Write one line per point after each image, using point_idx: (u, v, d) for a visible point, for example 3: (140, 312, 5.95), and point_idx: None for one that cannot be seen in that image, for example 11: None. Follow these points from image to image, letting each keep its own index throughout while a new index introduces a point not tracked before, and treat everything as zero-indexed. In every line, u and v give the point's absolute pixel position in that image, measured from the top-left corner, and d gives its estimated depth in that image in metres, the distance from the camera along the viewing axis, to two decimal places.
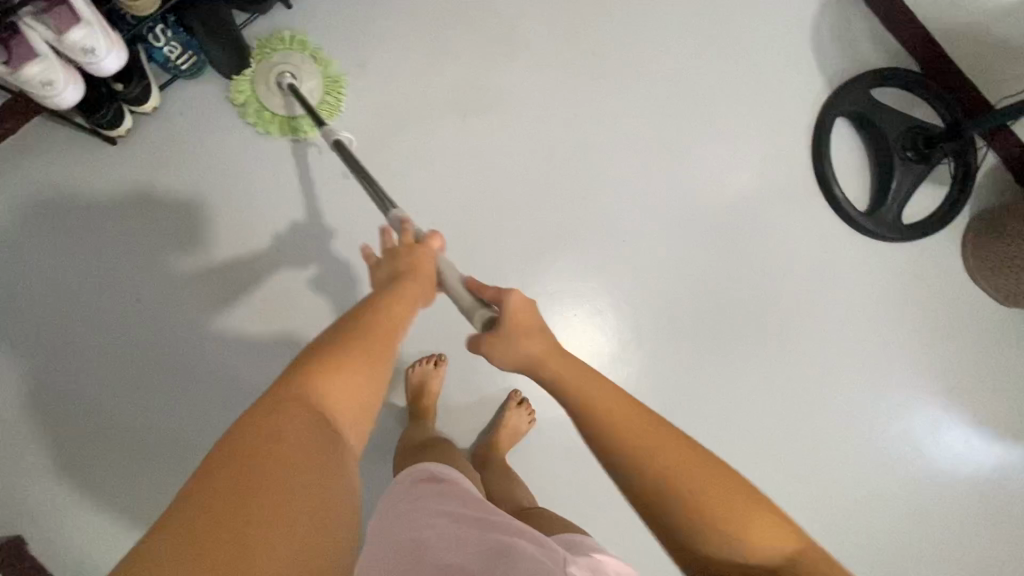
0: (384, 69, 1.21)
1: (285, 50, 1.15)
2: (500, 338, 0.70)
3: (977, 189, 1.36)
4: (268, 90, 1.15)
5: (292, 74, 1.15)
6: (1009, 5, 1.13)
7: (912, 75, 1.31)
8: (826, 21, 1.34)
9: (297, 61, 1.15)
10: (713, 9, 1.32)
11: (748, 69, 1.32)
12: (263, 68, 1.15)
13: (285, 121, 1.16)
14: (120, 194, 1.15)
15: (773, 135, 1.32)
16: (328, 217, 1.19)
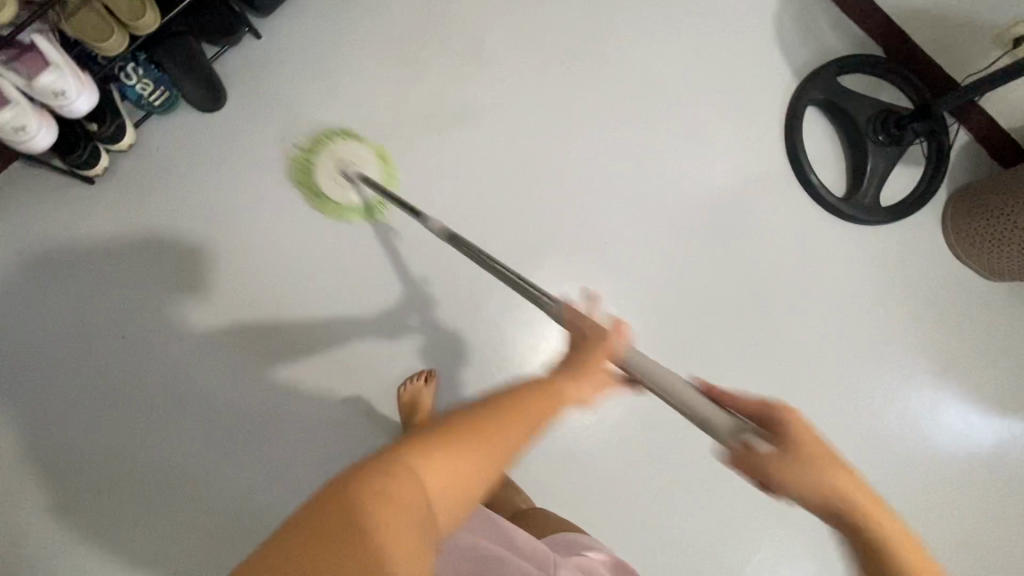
0: (356, 92, 1.23)
1: (339, 142, 1.20)
2: (781, 462, 0.53)
3: (953, 167, 1.38)
4: (332, 180, 1.19)
5: (352, 164, 1.19)
6: None
7: (877, 60, 1.33)
8: (789, 14, 1.36)
9: (355, 150, 1.20)
10: (676, 10, 1.34)
11: (716, 66, 1.34)
12: (323, 161, 1.19)
13: (357, 211, 1.19)
14: (101, 232, 1.15)
15: (747, 128, 1.33)
16: (311, 241, 1.19)
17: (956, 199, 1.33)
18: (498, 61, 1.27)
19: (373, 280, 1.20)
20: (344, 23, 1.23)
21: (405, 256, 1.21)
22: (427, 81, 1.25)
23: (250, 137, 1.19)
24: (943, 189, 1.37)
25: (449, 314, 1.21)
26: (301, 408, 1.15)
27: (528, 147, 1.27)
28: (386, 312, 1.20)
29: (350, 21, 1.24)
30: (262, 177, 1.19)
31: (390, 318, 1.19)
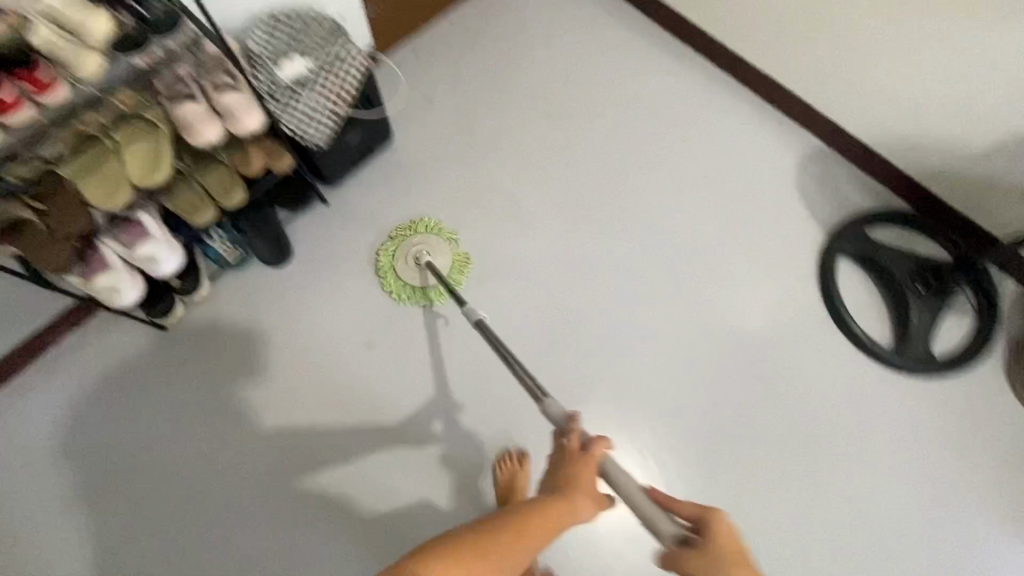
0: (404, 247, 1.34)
1: (424, 233, 1.36)
2: (691, 551, 0.67)
3: (1007, 316, 1.32)
4: (408, 265, 1.32)
5: (428, 253, 1.33)
6: (978, 149, 1.21)
7: (904, 216, 1.37)
8: (807, 174, 1.45)
9: (433, 243, 1.35)
10: (700, 172, 1.46)
11: (741, 222, 1.42)
12: (404, 252, 1.33)
13: (411, 293, 1.30)
14: (172, 371, 1.26)
15: (778, 279, 1.36)
16: (354, 383, 1.24)
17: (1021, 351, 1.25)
18: (533, 219, 1.41)
19: (408, 425, 1.21)
20: (397, 187, 1.40)
21: (440, 401, 1.23)
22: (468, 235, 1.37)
23: (307, 287, 1.31)
24: (1004, 339, 1.30)
25: (480, 464, 1.18)
26: (331, 559, 1.14)
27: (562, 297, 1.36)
28: (418, 460, 1.19)
29: (402, 186, 1.41)
30: (314, 323, 1.28)
31: (420, 468, 1.18)
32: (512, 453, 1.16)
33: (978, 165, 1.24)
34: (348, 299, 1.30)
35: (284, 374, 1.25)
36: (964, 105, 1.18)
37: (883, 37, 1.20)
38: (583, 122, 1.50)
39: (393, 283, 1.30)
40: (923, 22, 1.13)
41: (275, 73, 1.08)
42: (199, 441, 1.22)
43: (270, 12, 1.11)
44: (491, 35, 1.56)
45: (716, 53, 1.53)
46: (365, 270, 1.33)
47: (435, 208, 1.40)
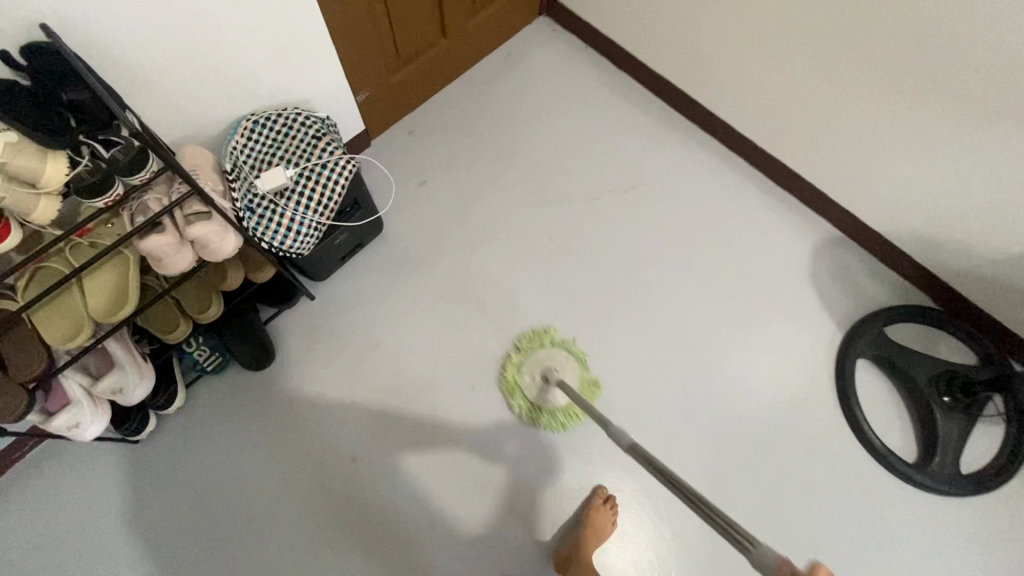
0: (397, 346, 1.28)
1: (542, 350, 1.27)
2: None
3: None
4: (537, 387, 1.24)
5: (556, 368, 1.25)
6: (1004, 256, 1.14)
7: (927, 313, 1.29)
8: (824, 267, 1.37)
9: (549, 353, 1.27)
10: (709, 262, 1.39)
11: (752, 317, 1.33)
12: (530, 367, 1.26)
13: (545, 415, 1.21)
14: (157, 470, 1.18)
15: (794, 385, 1.27)
16: (358, 487, 1.17)
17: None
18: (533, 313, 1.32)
19: (401, 542, 1.14)
20: (391, 280, 1.34)
21: (436, 519, 1.15)
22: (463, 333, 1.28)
23: (294, 391, 1.24)
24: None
25: None
26: None
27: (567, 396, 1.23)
28: None
29: (394, 279, 1.34)
30: (299, 430, 1.21)
31: None
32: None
33: (1012, 270, 1.15)
34: (337, 404, 1.23)
35: (283, 472, 1.18)
36: (999, 212, 1.09)
37: (909, 139, 1.13)
38: (585, 207, 1.43)
39: (523, 403, 1.22)
40: (955, 126, 1.05)
41: (254, 183, 1.01)
42: (200, 534, 1.14)
43: (254, 118, 1.07)
44: (490, 115, 1.50)
45: (725, 135, 1.47)
46: (355, 371, 1.26)
47: (428, 302, 1.32)
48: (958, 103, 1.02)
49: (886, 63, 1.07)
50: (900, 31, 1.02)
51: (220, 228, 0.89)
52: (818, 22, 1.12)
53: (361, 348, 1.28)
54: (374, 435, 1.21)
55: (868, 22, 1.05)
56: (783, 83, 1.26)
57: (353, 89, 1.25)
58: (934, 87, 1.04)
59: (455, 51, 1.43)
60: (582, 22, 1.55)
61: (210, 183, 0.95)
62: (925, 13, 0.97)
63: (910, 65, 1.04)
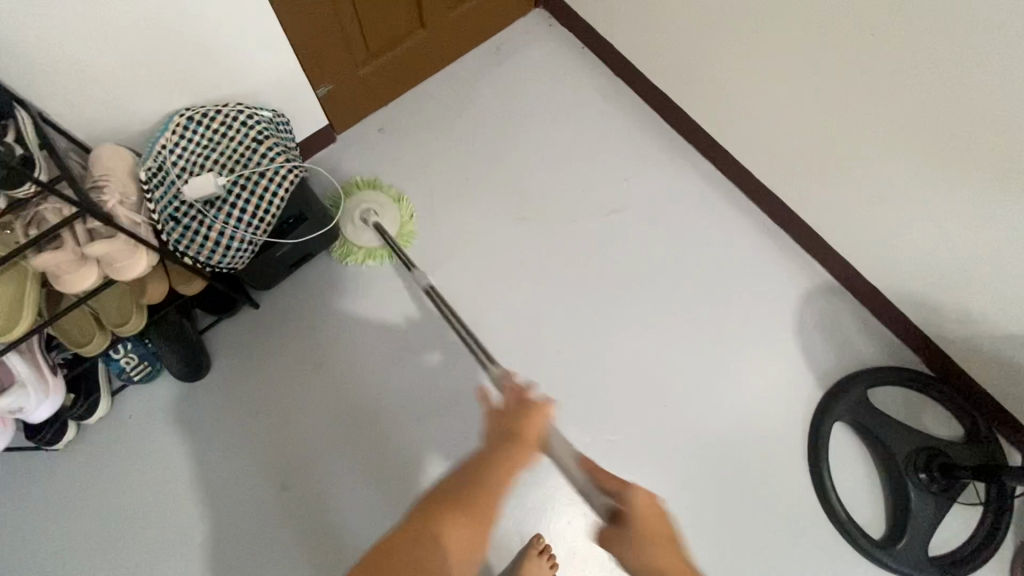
0: (341, 363, 1.18)
1: (361, 192, 1.17)
2: (622, 531, 0.85)
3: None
4: (354, 225, 1.16)
5: (374, 211, 1.16)
6: (1005, 331, 1.03)
7: (916, 377, 1.19)
8: (811, 316, 1.26)
9: (374, 198, 1.17)
10: (688, 299, 1.28)
11: (728, 365, 1.24)
12: (350, 209, 1.16)
13: (364, 253, 1.17)
14: (94, 479, 1.11)
15: (764, 442, 1.19)
16: (329, 511, 1.09)
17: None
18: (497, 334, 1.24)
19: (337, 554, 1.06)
20: (341, 290, 1.23)
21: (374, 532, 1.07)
22: (415, 347, 1.18)
23: (255, 403, 1.15)
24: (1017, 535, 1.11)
25: None
26: None
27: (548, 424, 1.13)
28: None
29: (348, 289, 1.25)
30: (261, 446, 1.13)
31: None
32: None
33: (1011, 346, 1.05)
34: (300, 420, 1.14)
35: (249, 490, 1.10)
36: (1005, 283, 0.98)
37: (916, 191, 1.01)
38: (562, 227, 1.32)
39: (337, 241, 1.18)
40: (966, 187, 0.93)
41: (180, 188, 0.91)
42: (155, 551, 1.07)
43: (188, 115, 0.96)
44: (470, 115, 1.38)
45: (723, 159, 1.35)
46: (316, 382, 1.17)
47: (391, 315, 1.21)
48: (972, 161, 0.90)
49: (898, 105, 0.94)
50: (916, 73, 0.89)
51: (120, 246, 0.79)
52: (828, 50, 0.99)
53: (324, 361, 1.18)
54: (311, 443, 1.13)
55: (881, 58, 0.92)
56: (785, 112, 1.13)
57: (312, 81, 1.14)
58: (948, 139, 0.91)
59: (435, 42, 1.30)
60: (580, 19, 1.42)
61: (123, 190, 0.85)
62: (945, 56, 0.84)
63: (923, 111, 0.92)
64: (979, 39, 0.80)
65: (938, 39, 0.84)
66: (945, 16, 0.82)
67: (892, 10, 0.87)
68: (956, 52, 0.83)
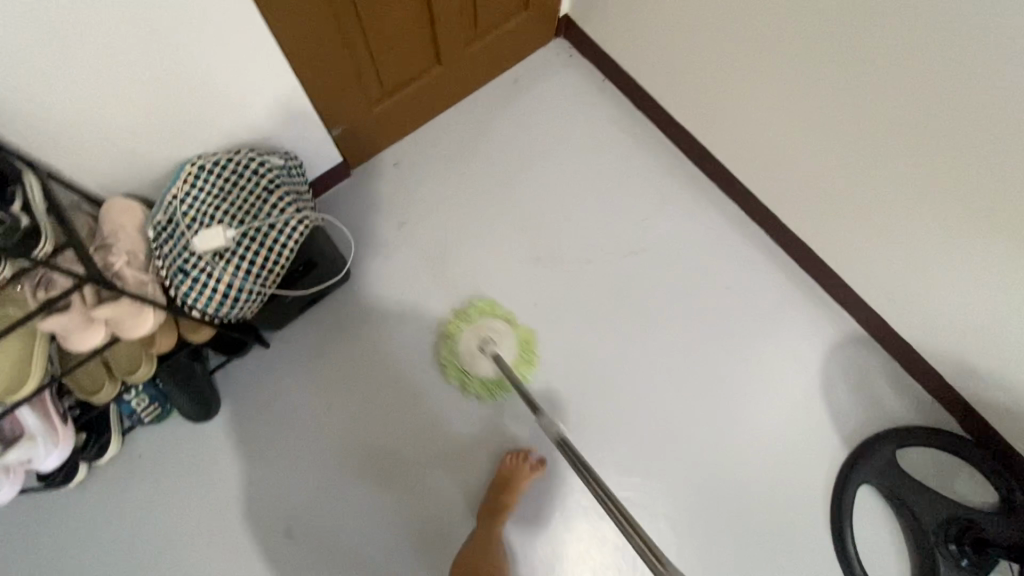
0: (355, 384, 1.21)
1: (471, 325, 1.23)
2: None
3: None
4: (472, 354, 1.20)
5: (493, 341, 1.21)
6: None
7: (950, 439, 1.12)
8: (837, 369, 1.21)
9: (491, 323, 1.23)
10: (706, 346, 1.24)
11: (746, 417, 1.20)
12: (470, 331, 1.22)
13: (480, 384, 1.19)
14: (112, 517, 1.12)
15: (784, 503, 1.14)
16: (361, 540, 1.12)
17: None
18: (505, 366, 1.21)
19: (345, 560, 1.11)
20: (360, 324, 1.24)
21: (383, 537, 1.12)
22: (431, 366, 1.22)
23: (278, 432, 1.18)
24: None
25: None
26: None
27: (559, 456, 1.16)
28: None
29: (359, 326, 1.24)
30: (282, 486, 1.15)
31: None
32: (526, 451, 1.13)
33: None
34: (316, 457, 1.16)
35: (274, 530, 1.12)
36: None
37: (950, 253, 0.96)
38: (578, 269, 1.29)
39: (453, 365, 1.20)
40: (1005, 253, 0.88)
41: (190, 241, 0.90)
42: None
43: (200, 164, 0.95)
44: (487, 150, 1.36)
45: (748, 200, 1.30)
46: (334, 395, 1.20)
47: (403, 354, 1.23)
48: (1010, 228, 0.84)
49: (933, 166, 0.89)
50: (952, 136, 0.84)
51: (124, 307, 0.79)
52: (858, 105, 0.94)
53: (337, 399, 1.20)
54: (322, 458, 1.16)
55: (913, 119, 0.87)
56: (812, 161, 1.09)
57: (326, 123, 1.13)
58: (987, 204, 0.86)
59: (451, 78, 1.28)
60: (602, 51, 1.39)
61: (132, 248, 0.88)
62: (982, 123, 0.79)
63: (961, 174, 0.87)
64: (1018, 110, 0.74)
65: (975, 105, 0.79)
66: (981, 84, 0.76)
67: (925, 72, 0.82)
68: (995, 120, 0.78)
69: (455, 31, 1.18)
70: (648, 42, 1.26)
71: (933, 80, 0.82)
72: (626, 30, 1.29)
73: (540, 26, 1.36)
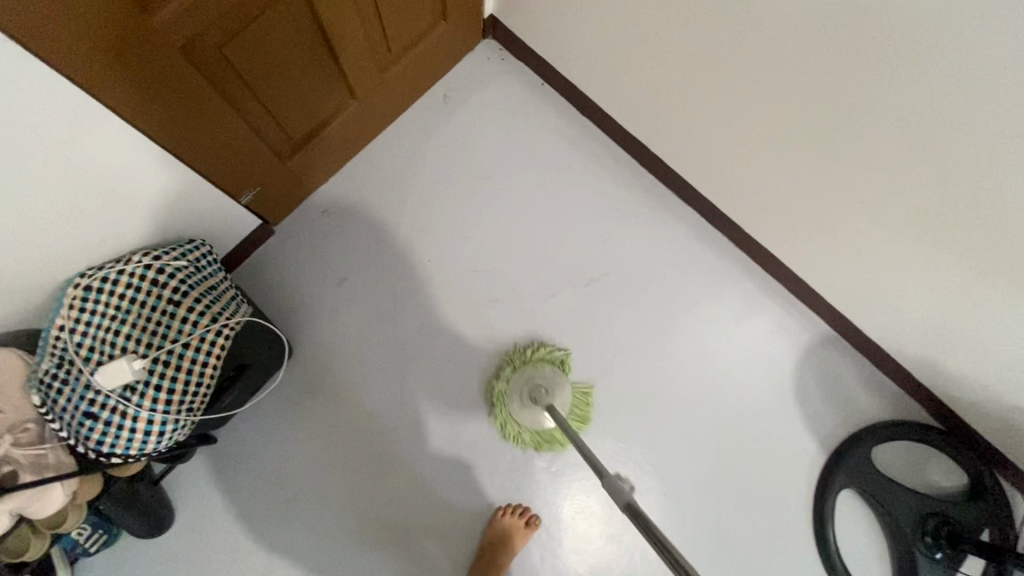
0: (313, 441, 1.11)
1: (531, 367, 1.13)
2: None
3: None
4: (524, 407, 1.09)
5: (546, 388, 1.10)
6: (1007, 394, 0.98)
7: (920, 431, 1.14)
8: (810, 370, 1.20)
9: (548, 373, 1.12)
10: (680, 364, 1.20)
11: (726, 433, 1.18)
12: (519, 381, 1.11)
13: (532, 433, 1.10)
14: None
15: (770, 515, 1.14)
16: None
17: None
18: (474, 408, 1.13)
19: None
20: (313, 379, 1.14)
21: None
22: (397, 408, 1.13)
23: (239, 516, 1.09)
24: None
25: None
26: None
27: (546, 498, 1.11)
28: None
29: (310, 395, 1.13)
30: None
31: None
32: (519, 507, 1.08)
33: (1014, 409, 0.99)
34: (292, 545, 1.07)
35: None
36: (1007, 357, 0.92)
37: (916, 263, 0.92)
38: (539, 301, 1.20)
39: (505, 423, 1.10)
40: (975, 267, 0.84)
41: (91, 378, 0.78)
42: None
43: (85, 283, 0.81)
44: (425, 180, 1.24)
45: (707, 204, 1.24)
46: (294, 451, 1.11)
47: (367, 416, 1.13)
48: (983, 242, 0.80)
49: (898, 184, 0.84)
50: (915, 157, 0.79)
51: (25, 495, 0.73)
52: (815, 120, 0.88)
53: (304, 477, 1.10)
54: (293, 526, 1.08)
55: (873, 138, 0.82)
56: (769, 171, 1.03)
57: (232, 193, 0.98)
58: (954, 221, 0.81)
59: (370, 108, 1.14)
60: (536, 54, 1.27)
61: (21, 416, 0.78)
62: (945, 145, 0.74)
63: (924, 192, 0.82)
64: (983, 136, 0.69)
65: (937, 127, 0.73)
66: (944, 111, 0.71)
67: (884, 92, 0.76)
68: (959, 142, 0.72)
69: (369, 61, 1.03)
70: (583, 44, 1.14)
71: (893, 100, 0.75)
72: (559, 31, 1.17)
73: (465, 32, 1.22)
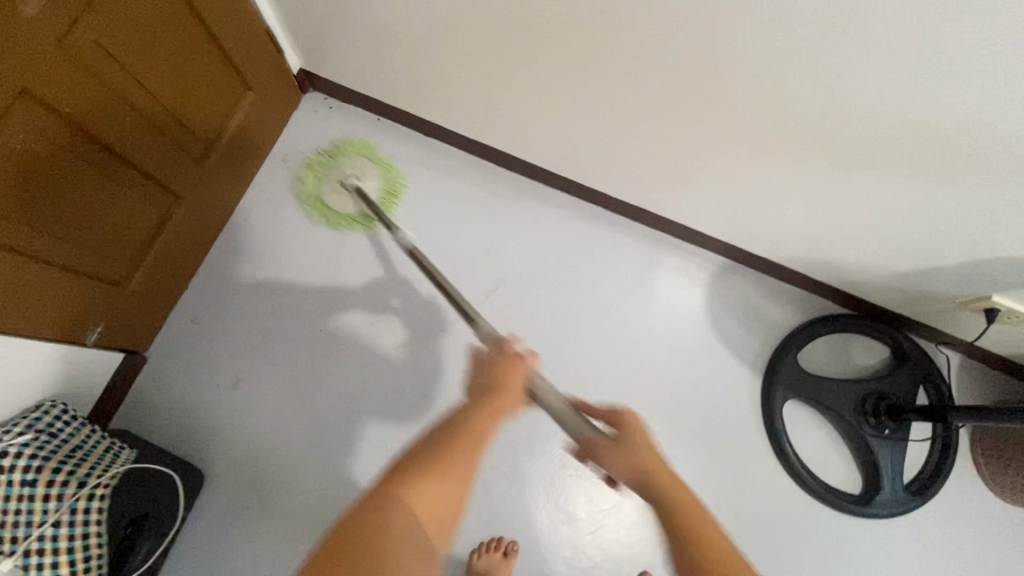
0: (260, 556, 1.02)
1: (346, 159, 1.17)
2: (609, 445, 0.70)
3: (957, 393, 1.17)
4: (334, 190, 1.17)
5: (355, 176, 1.17)
6: (882, 260, 1.04)
7: (835, 322, 1.18)
8: (719, 302, 1.23)
9: (358, 164, 1.18)
10: (600, 338, 1.20)
11: (664, 386, 1.18)
12: (333, 173, 1.16)
13: (343, 218, 1.17)
14: None
15: (731, 448, 1.15)
16: None
17: (985, 440, 1.11)
18: None
19: None
20: (238, 495, 1.05)
21: None
22: (338, 490, 1.06)
23: None
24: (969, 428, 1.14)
25: None
26: None
27: (517, 519, 1.07)
28: None
29: (242, 512, 1.04)
30: None
31: None
32: (497, 540, 1.03)
33: (893, 272, 1.06)
34: None
35: None
36: (870, 225, 0.97)
37: (762, 172, 0.96)
38: (445, 330, 1.16)
39: (323, 213, 1.17)
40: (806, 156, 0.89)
41: None
42: None
43: None
44: (291, 248, 1.19)
45: (571, 182, 1.25)
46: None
47: (308, 510, 1.05)
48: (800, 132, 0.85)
49: (718, 103, 0.87)
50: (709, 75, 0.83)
51: None
52: (616, 71, 0.90)
53: None
54: None
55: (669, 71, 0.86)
56: (607, 130, 1.05)
57: (73, 336, 0.91)
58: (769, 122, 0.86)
59: (203, 201, 1.08)
60: (361, 92, 1.25)
61: None
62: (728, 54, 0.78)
63: (744, 103, 0.85)
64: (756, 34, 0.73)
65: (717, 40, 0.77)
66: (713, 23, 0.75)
67: (657, 27, 0.79)
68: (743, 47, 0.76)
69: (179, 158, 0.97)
70: (398, 68, 1.12)
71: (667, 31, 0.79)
72: (370, 64, 1.15)
73: (279, 93, 1.18)
